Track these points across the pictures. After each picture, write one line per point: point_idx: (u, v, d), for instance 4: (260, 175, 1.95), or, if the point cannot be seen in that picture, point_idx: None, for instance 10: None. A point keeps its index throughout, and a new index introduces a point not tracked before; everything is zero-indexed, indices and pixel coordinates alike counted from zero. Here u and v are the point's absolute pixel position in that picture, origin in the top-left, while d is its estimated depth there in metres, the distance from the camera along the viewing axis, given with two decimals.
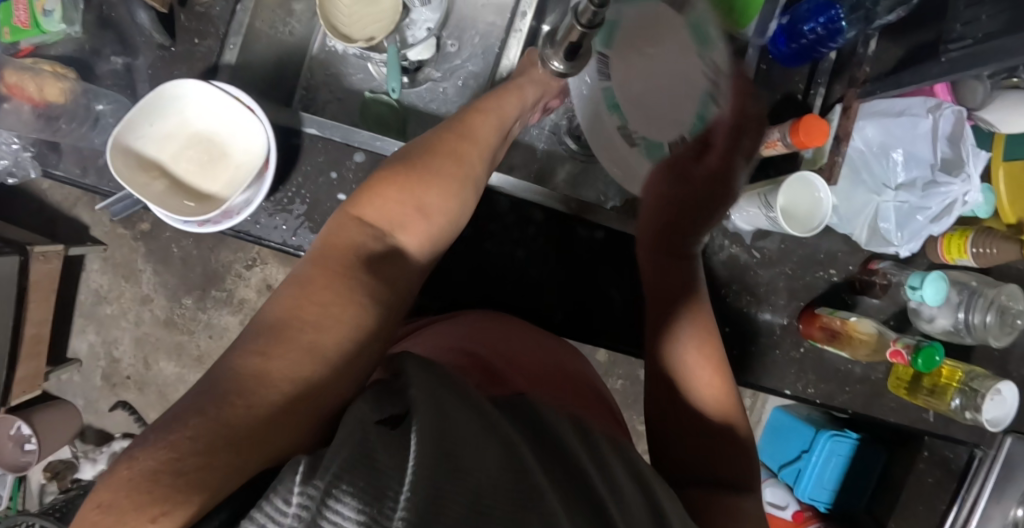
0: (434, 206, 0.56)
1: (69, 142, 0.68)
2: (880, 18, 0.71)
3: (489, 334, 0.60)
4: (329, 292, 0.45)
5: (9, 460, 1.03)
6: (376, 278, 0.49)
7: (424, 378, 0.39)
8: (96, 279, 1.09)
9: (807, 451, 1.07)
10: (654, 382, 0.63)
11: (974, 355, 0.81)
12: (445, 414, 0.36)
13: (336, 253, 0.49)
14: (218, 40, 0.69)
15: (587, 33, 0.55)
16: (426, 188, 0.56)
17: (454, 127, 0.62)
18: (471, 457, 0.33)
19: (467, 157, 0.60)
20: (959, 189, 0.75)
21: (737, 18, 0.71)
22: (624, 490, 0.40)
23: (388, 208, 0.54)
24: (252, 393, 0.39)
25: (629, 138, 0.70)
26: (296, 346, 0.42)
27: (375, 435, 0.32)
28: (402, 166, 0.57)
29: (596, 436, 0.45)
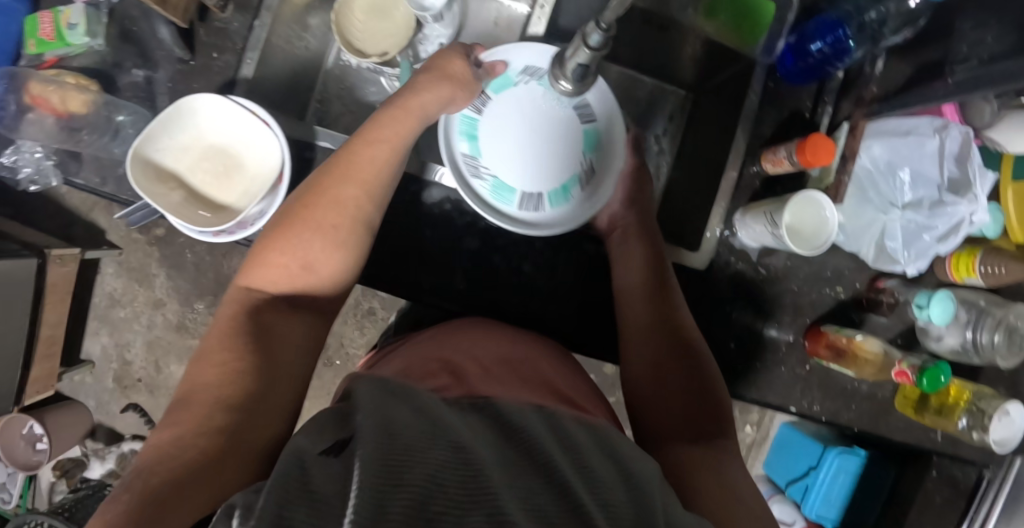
0: (325, 264, 0.59)
1: (90, 152, 0.71)
2: (887, 39, 0.70)
3: (459, 340, 0.60)
4: (222, 353, 0.51)
5: (20, 459, 1.06)
6: (262, 330, 0.54)
7: (373, 396, 0.41)
8: (111, 282, 1.11)
9: (815, 468, 1.06)
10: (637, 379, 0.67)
11: (984, 375, 0.81)
12: (389, 423, 0.37)
13: (226, 328, 0.53)
14: (235, 55, 0.72)
15: (595, 54, 0.56)
16: (304, 241, 0.58)
17: (336, 166, 0.62)
18: (418, 458, 0.34)
19: (350, 194, 0.61)
20: (966, 209, 0.74)
21: (744, 36, 0.76)
22: (605, 480, 0.39)
23: (273, 276, 0.58)
24: (178, 453, 0.44)
25: (474, 169, 0.70)
26: (204, 403, 0.48)
27: (313, 463, 0.34)
28: (290, 216, 0.60)
29: (571, 430, 0.45)
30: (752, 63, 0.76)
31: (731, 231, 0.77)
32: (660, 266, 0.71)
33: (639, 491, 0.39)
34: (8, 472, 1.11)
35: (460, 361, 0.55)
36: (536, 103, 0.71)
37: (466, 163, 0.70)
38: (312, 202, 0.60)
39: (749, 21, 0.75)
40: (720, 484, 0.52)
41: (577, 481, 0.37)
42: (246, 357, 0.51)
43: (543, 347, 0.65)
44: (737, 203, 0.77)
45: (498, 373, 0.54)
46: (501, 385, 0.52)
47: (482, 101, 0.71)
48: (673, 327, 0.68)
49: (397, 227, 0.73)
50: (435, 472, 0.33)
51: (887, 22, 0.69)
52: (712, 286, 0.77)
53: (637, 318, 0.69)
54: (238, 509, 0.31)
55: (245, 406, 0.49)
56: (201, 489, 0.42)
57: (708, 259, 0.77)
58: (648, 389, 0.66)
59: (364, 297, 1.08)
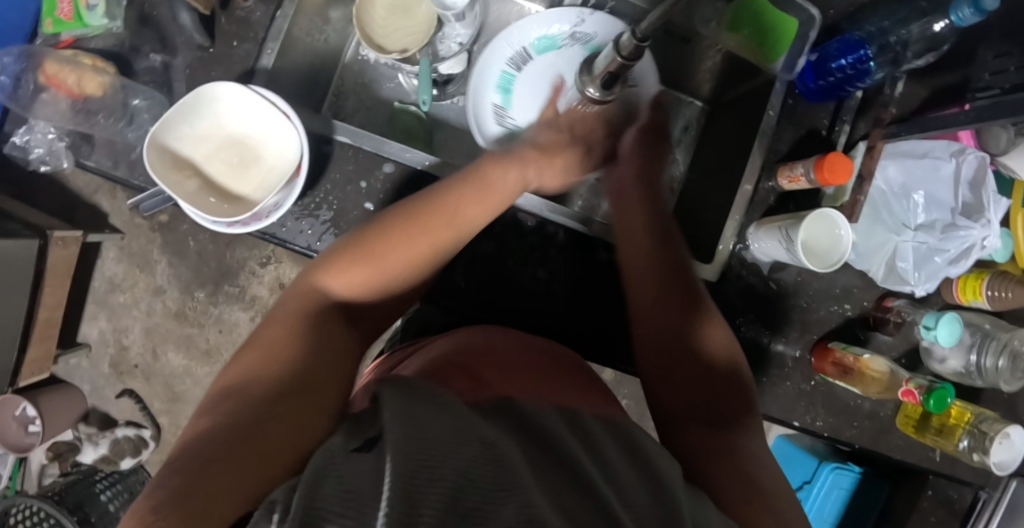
0: (394, 280, 0.61)
1: (103, 136, 0.70)
2: (909, 62, 0.71)
3: (475, 345, 0.60)
4: (285, 350, 0.52)
5: (10, 440, 1.03)
6: (317, 334, 0.55)
7: (393, 393, 0.39)
8: (112, 267, 1.10)
9: (809, 482, 1.06)
10: (651, 360, 0.66)
11: (985, 398, 0.81)
12: (414, 418, 0.36)
13: (292, 321, 0.56)
14: (256, 45, 0.71)
15: (627, 65, 0.56)
16: (387, 263, 0.60)
17: (428, 197, 0.64)
18: (446, 452, 0.33)
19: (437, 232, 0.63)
20: (978, 234, 0.75)
21: (765, 52, 0.75)
22: (627, 482, 0.39)
23: (343, 283, 0.59)
24: (239, 429, 0.43)
25: (500, 118, 0.78)
26: (261, 394, 0.47)
27: (342, 459, 0.32)
28: (370, 235, 0.61)
29: (594, 433, 0.45)
30: (774, 78, 0.74)
31: (743, 244, 0.77)
32: (671, 236, 0.70)
33: (667, 495, 0.39)
34: None
35: (475, 365, 0.55)
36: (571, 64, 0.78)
37: (494, 112, 0.78)
38: (396, 229, 0.61)
39: (772, 36, 0.74)
40: (734, 483, 0.52)
41: (602, 484, 0.37)
42: (301, 353, 0.53)
43: (539, 345, 0.63)
44: (751, 217, 0.77)
45: (516, 382, 0.52)
46: (521, 390, 0.51)
47: (523, 57, 0.79)
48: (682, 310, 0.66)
49: None
50: (465, 469, 0.33)
51: (910, 46, 0.70)
52: (722, 297, 0.77)
53: (646, 289, 0.68)
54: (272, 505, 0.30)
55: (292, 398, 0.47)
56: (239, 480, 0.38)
57: (721, 269, 0.76)
58: (664, 375, 0.65)
59: None
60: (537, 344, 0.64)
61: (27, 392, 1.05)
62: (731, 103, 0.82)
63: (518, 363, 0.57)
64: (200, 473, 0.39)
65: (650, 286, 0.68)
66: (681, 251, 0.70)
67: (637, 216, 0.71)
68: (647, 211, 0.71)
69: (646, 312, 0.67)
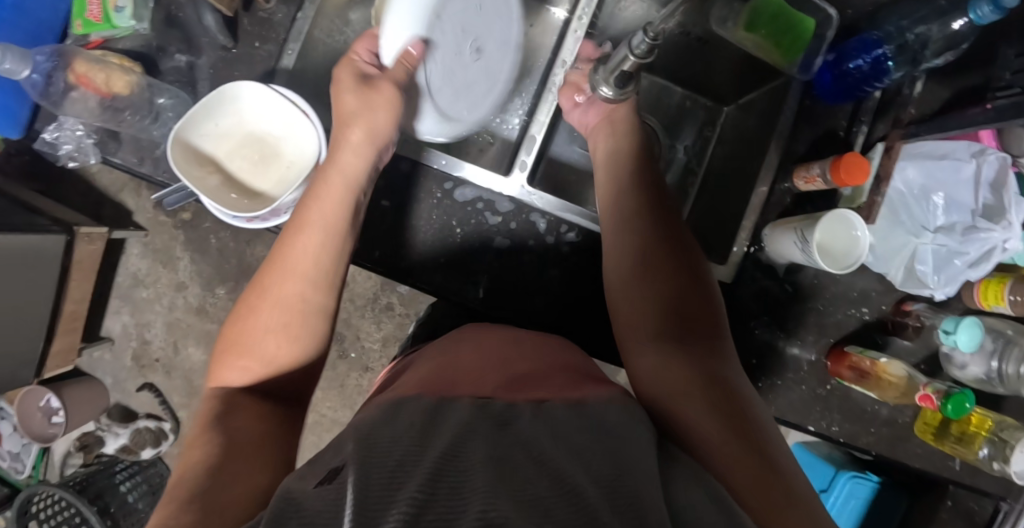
0: (277, 348, 0.59)
1: (129, 132, 0.73)
2: (928, 61, 0.70)
3: (469, 345, 0.62)
4: (199, 439, 0.51)
5: (35, 430, 1.07)
6: (222, 409, 0.54)
7: (357, 431, 0.43)
8: (135, 263, 1.12)
9: (825, 490, 1.03)
10: (626, 307, 0.65)
11: (1009, 406, 0.79)
12: (372, 442, 0.41)
13: (193, 430, 0.52)
14: (278, 45, 0.73)
15: (640, 63, 0.56)
16: (263, 335, 0.59)
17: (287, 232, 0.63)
18: (403, 479, 0.38)
19: (293, 269, 0.61)
20: (999, 236, 0.72)
21: (782, 51, 0.75)
22: (594, 458, 0.42)
23: (237, 376, 0.58)
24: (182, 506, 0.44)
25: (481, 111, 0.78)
26: (193, 472, 0.47)
27: (308, 497, 0.37)
28: (248, 308, 0.60)
29: (564, 415, 0.47)
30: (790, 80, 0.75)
31: (759, 246, 0.77)
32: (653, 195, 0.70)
33: (632, 471, 0.41)
34: (23, 442, 1.13)
35: (466, 364, 0.57)
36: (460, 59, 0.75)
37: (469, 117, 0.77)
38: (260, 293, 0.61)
39: (787, 37, 0.74)
40: (716, 425, 0.51)
41: (573, 471, 0.40)
42: (218, 429, 0.52)
43: (552, 341, 0.65)
44: (767, 219, 0.77)
45: (495, 378, 0.54)
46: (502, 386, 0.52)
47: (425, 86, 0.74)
48: (660, 273, 0.65)
49: (427, 223, 0.74)
50: (425, 483, 0.37)
51: (929, 45, 0.69)
52: (737, 299, 0.77)
53: (621, 243, 0.67)
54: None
55: (217, 474, 0.47)
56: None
57: (735, 270, 0.77)
58: (633, 335, 0.62)
59: (382, 292, 1.08)
60: (529, 338, 0.65)
61: (54, 383, 1.09)
62: (749, 105, 0.82)
63: (507, 361, 0.58)
64: None
65: (627, 253, 0.67)
66: (664, 208, 0.70)
67: (620, 171, 0.72)
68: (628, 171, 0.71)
69: (620, 262, 0.66)
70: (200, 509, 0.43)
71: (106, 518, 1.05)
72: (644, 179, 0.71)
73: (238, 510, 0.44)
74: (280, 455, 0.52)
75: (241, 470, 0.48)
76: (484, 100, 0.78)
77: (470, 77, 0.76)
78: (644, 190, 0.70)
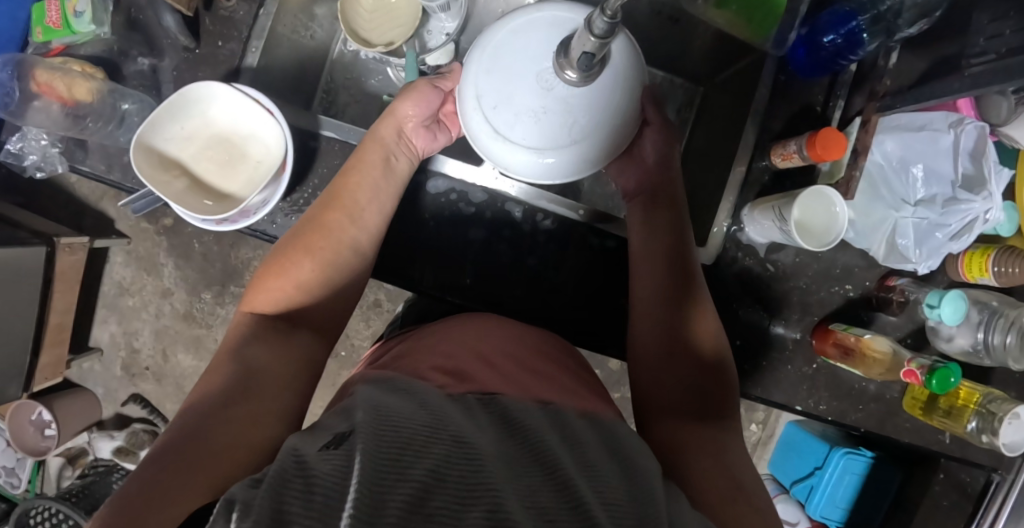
0: (306, 279, 0.62)
1: (95, 140, 0.71)
2: (902, 31, 0.68)
3: (480, 333, 0.63)
4: (224, 366, 0.54)
5: (29, 444, 1.07)
6: (245, 331, 0.58)
7: (371, 409, 0.42)
8: (119, 272, 1.11)
9: (820, 468, 1.05)
10: (651, 336, 0.67)
11: (997, 377, 0.79)
12: (386, 417, 0.41)
13: (220, 351, 0.57)
14: (240, 44, 0.72)
15: (603, 44, 0.50)
16: (294, 263, 0.62)
17: (324, 201, 0.65)
18: (413, 460, 0.37)
19: (336, 220, 0.64)
20: (981, 207, 0.72)
21: (752, 28, 0.73)
22: (606, 476, 0.42)
23: (263, 301, 0.61)
24: (197, 427, 0.48)
25: (541, 143, 0.57)
26: (212, 394, 0.51)
27: (315, 463, 0.36)
28: (280, 251, 0.63)
29: (578, 430, 0.48)
30: (764, 55, 0.74)
31: (739, 226, 0.76)
32: (678, 214, 0.71)
33: (643, 488, 0.42)
34: (18, 457, 1.14)
35: (489, 352, 0.59)
36: (511, 66, 0.57)
37: (525, 150, 0.58)
38: (291, 247, 0.63)
39: (759, 12, 0.71)
40: (717, 474, 0.54)
41: (578, 478, 0.40)
42: (241, 358, 0.55)
43: (556, 341, 0.68)
44: (746, 199, 0.76)
45: (506, 380, 0.55)
46: (520, 388, 0.53)
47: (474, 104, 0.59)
48: (674, 297, 0.67)
49: (403, 218, 0.73)
50: (432, 470, 0.37)
51: (902, 14, 0.67)
52: (719, 282, 0.77)
53: (648, 265, 0.69)
54: (238, 505, 0.35)
55: (232, 412, 0.49)
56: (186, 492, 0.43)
57: (716, 252, 0.75)
58: (643, 354, 0.67)
59: (370, 289, 1.08)
60: (526, 332, 0.67)
61: (43, 396, 1.08)
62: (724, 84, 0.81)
63: (514, 355, 0.60)
64: (163, 478, 0.44)
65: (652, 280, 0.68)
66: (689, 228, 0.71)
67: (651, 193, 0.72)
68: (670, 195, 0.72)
69: (648, 291, 0.68)
70: (208, 443, 0.47)
71: None
72: (681, 195, 0.72)
73: (243, 460, 0.46)
74: (297, 405, 0.54)
75: (252, 412, 0.50)
76: (552, 123, 0.56)
77: (533, 102, 0.56)
78: (676, 216, 0.70)
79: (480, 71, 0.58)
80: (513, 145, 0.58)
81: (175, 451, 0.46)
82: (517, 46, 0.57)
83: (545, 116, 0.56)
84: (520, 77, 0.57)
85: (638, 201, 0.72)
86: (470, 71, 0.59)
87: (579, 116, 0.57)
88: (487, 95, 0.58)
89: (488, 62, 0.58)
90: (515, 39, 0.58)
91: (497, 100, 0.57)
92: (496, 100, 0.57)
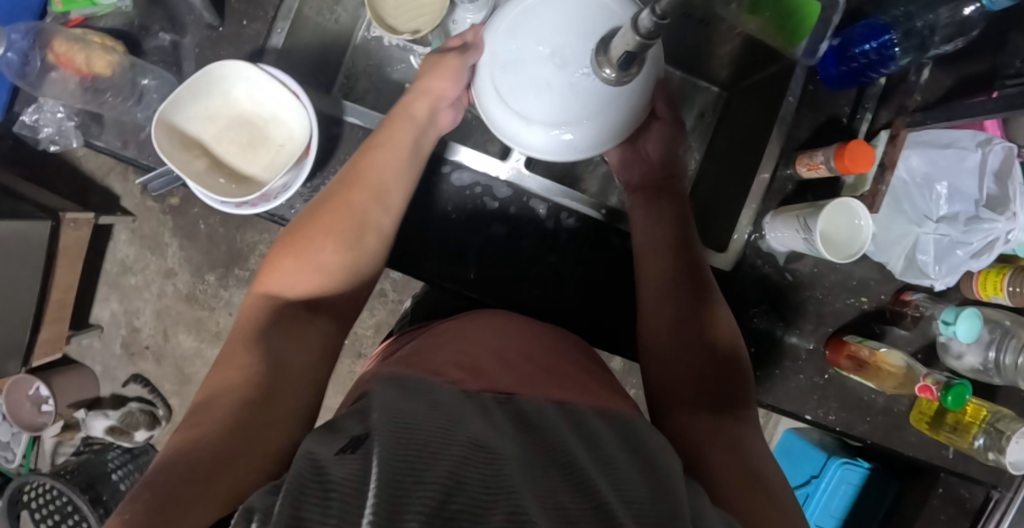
0: (327, 261, 0.61)
1: (111, 115, 0.70)
2: (937, 47, 0.69)
3: (492, 330, 0.62)
4: (242, 357, 0.53)
5: (25, 420, 1.05)
6: (267, 319, 0.57)
7: (388, 408, 0.42)
8: (123, 249, 1.10)
9: (816, 476, 1.04)
10: (661, 344, 0.66)
11: (1003, 395, 0.79)
12: (401, 420, 0.40)
13: (237, 337, 0.56)
14: (266, 24, 0.71)
15: (646, 44, 0.51)
16: (313, 245, 0.62)
17: (344, 177, 0.65)
18: (434, 462, 0.36)
19: (357, 199, 0.64)
20: (1004, 228, 0.72)
21: (787, 36, 0.72)
22: (627, 477, 0.41)
23: (281, 283, 0.60)
24: (218, 435, 0.46)
25: (534, 117, 0.60)
26: (233, 397, 0.50)
27: (334, 466, 0.35)
28: (298, 232, 0.63)
29: (598, 432, 0.47)
30: (795, 64, 0.73)
31: (759, 233, 0.75)
32: (684, 220, 0.71)
33: (665, 487, 0.41)
34: (13, 431, 1.11)
35: (497, 350, 0.59)
36: (533, 34, 0.59)
37: (516, 119, 0.60)
38: (311, 227, 0.63)
39: (793, 20, 0.70)
40: (734, 472, 0.52)
41: (598, 480, 0.39)
42: (262, 350, 0.54)
43: (572, 342, 0.66)
44: (768, 206, 0.75)
45: (520, 381, 0.54)
46: (534, 388, 0.53)
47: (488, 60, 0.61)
48: (685, 298, 0.67)
49: (420, 208, 0.72)
50: (452, 471, 0.36)
51: (937, 30, 0.68)
52: (734, 288, 0.76)
53: (654, 269, 0.69)
54: (258, 512, 0.33)
55: (252, 413, 0.48)
56: (211, 492, 0.41)
57: (735, 258, 0.76)
58: (656, 360, 0.66)
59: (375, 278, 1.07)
60: (538, 331, 0.65)
61: (40, 372, 1.06)
62: (749, 91, 0.80)
63: (528, 353, 0.59)
64: (180, 481, 0.42)
65: (659, 284, 0.68)
66: (693, 233, 0.71)
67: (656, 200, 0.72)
68: (673, 201, 0.72)
69: (657, 299, 0.68)
70: (225, 448, 0.45)
71: (98, 506, 1.04)
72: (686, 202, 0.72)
73: (260, 464, 0.45)
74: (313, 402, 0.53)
75: (270, 416, 0.49)
76: (556, 102, 0.59)
77: (539, 75, 0.59)
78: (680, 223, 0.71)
79: (505, 28, 0.61)
80: (506, 111, 0.61)
81: (191, 455, 0.44)
82: (543, 18, 0.59)
83: (546, 94, 0.59)
84: (536, 49, 0.59)
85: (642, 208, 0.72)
86: (493, 23, 0.62)
87: (579, 100, 0.59)
88: (501, 55, 0.60)
89: (515, 24, 0.60)
90: (547, 12, 0.59)
91: (508, 63, 0.60)
92: (506, 62, 0.60)
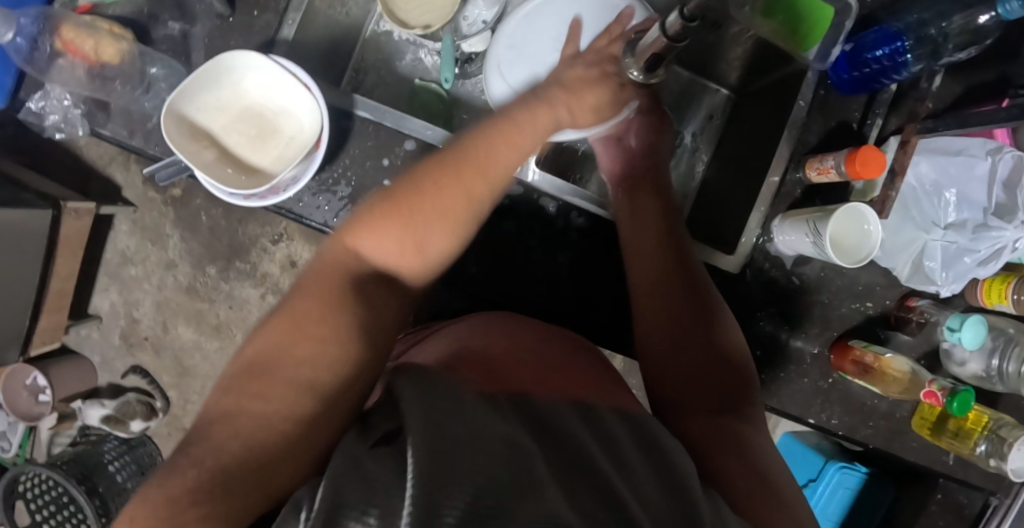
0: (433, 244, 0.54)
1: (118, 104, 0.69)
2: (949, 55, 0.69)
3: (497, 330, 0.62)
4: (313, 326, 0.49)
5: (20, 409, 1.03)
6: (357, 300, 0.51)
7: (414, 393, 0.41)
8: (124, 240, 1.09)
9: (814, 480, 1.04)
10: (659, 345, 0.66)
11: (1004, 402, 0.79)
12: (424, 408, 0.39)
13: (307, 302, 0.50)
14: (276, 15, 0.70)
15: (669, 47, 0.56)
16: (424, 221, 0.53)
17: (463, 151, 0.56)
18: (469, 454, 0.35)
19: (478, 184, 0.55)
20: (1012, 236, 0.72)
21: (799, 40, 0.71)
22: (644, 477, 0.41)
23: (377, 247, 0.53)
24: (251, 423, 0.44)
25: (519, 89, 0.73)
26: (278, 381, 0.46)
27: (369, 464, 0.35)
28: (399, 195, 0.54)
29: (613, 429, 0.47)
30: (807, 68, 0.72)
31: (767, 236, 0.75)
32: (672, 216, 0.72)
33: (682, 486, 0.41)
34: (8, 421, 1.08)
35: (498, 346, 0.59)
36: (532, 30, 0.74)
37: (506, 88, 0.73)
38: (423, 193, 0.54)
39: (807, 24, 0.70)
40: (744, 470, 0.52)
41: (617, 481, 0.39)
42: (336, 334, 0.49)
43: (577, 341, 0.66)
44: (776, 209, 0.75)
45: (526, 375, 0.54)
46: (536, 381, 0.53)
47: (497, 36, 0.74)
48: (679, 293, 0.67)
49: None
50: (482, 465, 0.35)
51: (951, 39, 0.68)
52: (741, 290, 0.76)
53: (646, 263, 0.68)
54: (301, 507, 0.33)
55: (283, 396, 0.45)
56: (240, 487, 0.40)
57: (742, 261, 0.75)
58: (657, 361, 0.65)
59: None
60: (540, 329, 0.65)
61: (39, 362, 1.06)
62: (757, 94, 0.81)
63: (531, 350, 0.59)
64: (209, 474, 0.41)
65: (652, 279, 0.67)
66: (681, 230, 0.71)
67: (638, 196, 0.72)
68: (653, 197, 0.72)
69: (652, 297, 0.67)
70: (255, 441, 0.43)
71: (94, 496, 1.03)
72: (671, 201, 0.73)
73: (291, 458, 0.42)
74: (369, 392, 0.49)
75: (313, 403, 0.45)
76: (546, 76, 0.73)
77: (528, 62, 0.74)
78: (664, 216, 0.71)
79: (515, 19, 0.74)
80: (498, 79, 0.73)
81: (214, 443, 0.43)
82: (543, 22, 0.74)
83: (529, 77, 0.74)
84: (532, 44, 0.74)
85: (627, 205, 0.72)
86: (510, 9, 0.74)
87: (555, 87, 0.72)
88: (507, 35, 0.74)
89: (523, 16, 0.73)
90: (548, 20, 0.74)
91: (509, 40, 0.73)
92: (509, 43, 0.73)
